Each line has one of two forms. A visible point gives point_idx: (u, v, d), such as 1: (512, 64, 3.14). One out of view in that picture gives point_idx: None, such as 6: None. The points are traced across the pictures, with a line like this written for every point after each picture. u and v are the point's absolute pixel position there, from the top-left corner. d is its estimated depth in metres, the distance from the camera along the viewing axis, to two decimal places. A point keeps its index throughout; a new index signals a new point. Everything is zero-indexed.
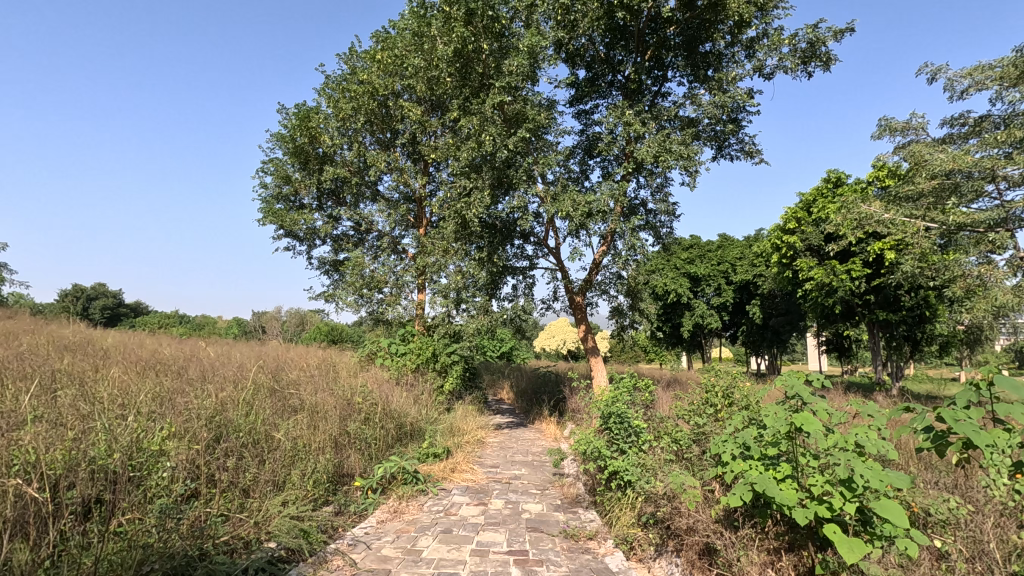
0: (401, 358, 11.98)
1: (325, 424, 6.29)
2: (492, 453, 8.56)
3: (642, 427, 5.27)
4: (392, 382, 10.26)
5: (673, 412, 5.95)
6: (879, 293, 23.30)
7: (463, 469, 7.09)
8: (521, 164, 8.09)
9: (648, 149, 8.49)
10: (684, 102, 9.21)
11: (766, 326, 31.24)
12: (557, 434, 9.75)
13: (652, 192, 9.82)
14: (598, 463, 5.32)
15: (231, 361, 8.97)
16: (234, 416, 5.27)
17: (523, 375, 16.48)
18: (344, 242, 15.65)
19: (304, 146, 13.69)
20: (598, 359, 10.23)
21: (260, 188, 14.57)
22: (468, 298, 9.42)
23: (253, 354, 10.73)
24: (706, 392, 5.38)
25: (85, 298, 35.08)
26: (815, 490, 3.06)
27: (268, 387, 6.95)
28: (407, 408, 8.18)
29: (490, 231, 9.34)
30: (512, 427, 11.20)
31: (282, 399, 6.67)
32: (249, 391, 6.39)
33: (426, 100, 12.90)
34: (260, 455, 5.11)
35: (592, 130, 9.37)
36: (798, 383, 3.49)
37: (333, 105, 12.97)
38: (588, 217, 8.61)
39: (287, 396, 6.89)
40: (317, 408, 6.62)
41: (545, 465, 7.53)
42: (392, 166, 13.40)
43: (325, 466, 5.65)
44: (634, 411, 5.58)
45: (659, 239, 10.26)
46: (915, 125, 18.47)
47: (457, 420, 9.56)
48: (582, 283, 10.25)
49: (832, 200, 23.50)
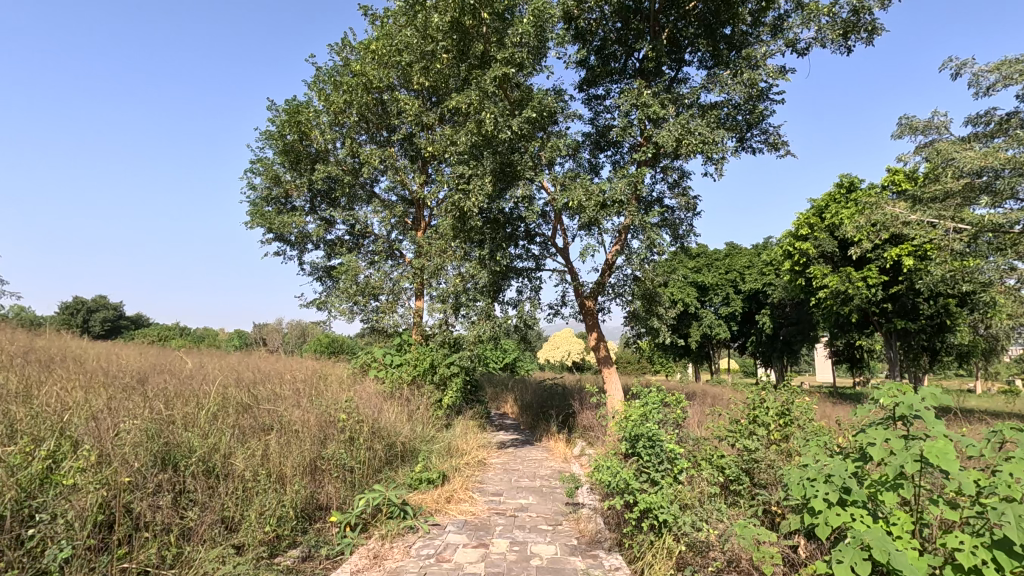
0: (395, 370, 11.00)
1: (303, 445, 5.38)
2: (495, 477, 7.56)
3: (678, 451, 4.30)
4: (385, 396, 9.32)
5: (709, 432, 4.99)
6: (896, 301, 22.30)
7: (461, 498, 6.11)
8: (527, 148, 7.21)
9: (669, 133, 7.55)
10: (706, 82, 8.24)
11: (775, 337, 29.75)
12: (567, 455, 8.75)
13: (669, 185, 8.94)
14: (625, 498, 4.30)
15: (202, 373, 7.97)
16: (183, 438, 4.39)
17: (527, 387, 15.47)
18: (337, 247, 14.74)
19: (295, 144, 12.84)
20: (613, 370, 9.25)
21: (248, 189, 13.69)
22: (468, 301, 8.50)
23: (233, 365, 9.77)
24: (755, 409, 4.43)
25: (85, 311, 34.41)
26: (958, 557, 2.14)
27: (238, 402, 6.02)
28: (398, 426, 7.23)
29: (492, 226, 8.25)
30: (517, 446, 10.21)
31: (251, 416, 5.75)
32: (210, 408, 5.47)
33: (423, 91, 12.07)
34: (211, 487, 4.26)
35: (604, 116, 8.50)
36: (915, 399, 2.56)
37: (325, 99, 12.15)
38: (602, 211, 7.69)
39: (259, 413, 5.97)
40: (293, 427, 5.71)
41: (556, 492, 6.54)
42: (387, 163, 12.58)
43: (296, 496, 4.76)
44: (665, 431, 4.60)
45: (678, 239, 9.34)
46: (937, 123, 17.59)
47: (456, 439, 8.59)
48: (594, 286, 9.30)
49: (847, 205, 22.59)
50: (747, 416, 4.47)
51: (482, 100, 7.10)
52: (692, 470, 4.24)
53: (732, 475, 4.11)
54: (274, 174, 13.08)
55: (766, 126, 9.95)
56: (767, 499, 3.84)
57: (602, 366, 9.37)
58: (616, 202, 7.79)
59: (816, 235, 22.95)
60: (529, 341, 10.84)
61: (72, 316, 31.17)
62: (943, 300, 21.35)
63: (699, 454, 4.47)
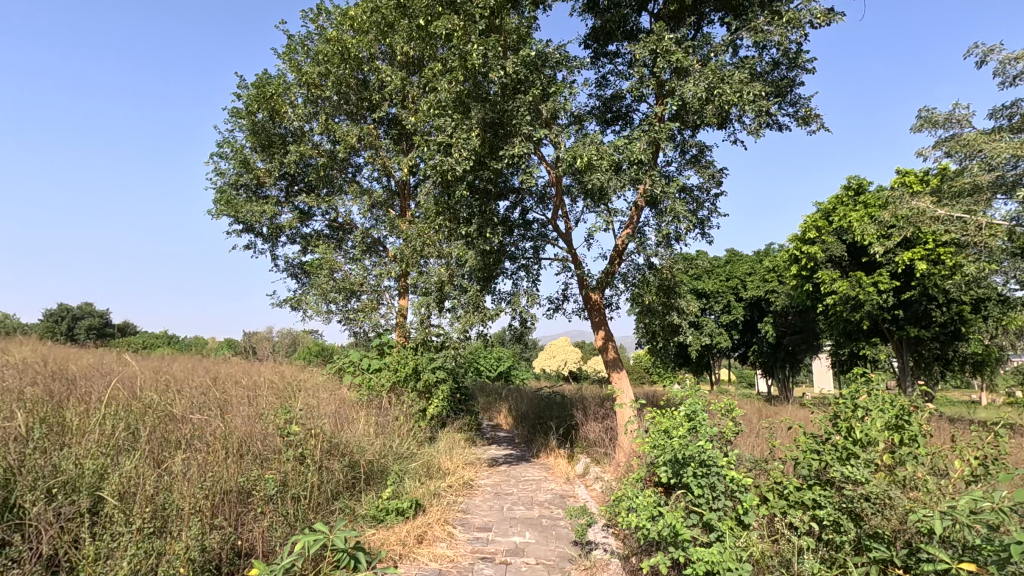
0: (373, 375, 9.60)
1: (226, 472, 4.11)
2: (482, 504, 6.16)
3: (745, 482, 2.98)
4: (356, 405, 7.95)
5: (777, 452, 3.64)
6: (907, 308, 20.96)
7: (436, 538, 4.73)
8: (523, 97, 5.99)
9: (697, 84, 6.30)
10: (735, 34, 7.00)
11: (778, 346, 28.64)
12: (569, 475, 7.42)
13: (689, 158, 7.68)
14: (669, 555, 2.94)
15: (126, 371, 6.57)
16: (32, 460, 3.19)
17: (522, 397, 14.12)
18: (313, 241, 13.40)
19: (265, 123, 11.55)
20: (623, 374, 7.89)
21: (214, 174, 12.32)
22: (455, 291, 7.19)
23: (179, 367, 8.37)
24: (849, 419, 3.13)
25: (70, 319, 32.79)
26: None
27: (162, 409, 4.77)
28: (364, 442, 5.88)
29: (480, 199, 6.84)
30: (510, 463, 8.86)
31: (174, 429, 4.51)
32: (113, 420, 4.23)
33: (405, 63, 10.87)
34: (56, 536, 3.01)
35: (616, 75, 7.27)
36: None
37: (297, 71, 10.88)
38: (614, 177, 6.42)
39: (187, 424, 4.71)
40: (224, 444, 4.45)
41: (559, 526, 5.20)
42: (366, 142, 11.31)
43: (203, 542, 3.44)
44: (721, 452, 3.28)
45: (699, 223, 8.04)
46: (958, 115, 16.51)
47: (438, 456, 7.23)
48: (601, 276, 7.98)
49: (856, 207, 21.40)
50: (839, 432, 3.16)
51: (468, 29, 5.97)
52: (762, 511, 2.96)
53: (828, 518, 2.79)
54: (242, 157, 11.72)
55: (795, 98, 8.75)
56: (889, 556, 2.53)
57: (611, 370, 8.02)
58: (632, 169, 6.54)
59: (824, 238, 21.67)
60: (524, 344, 9.47)
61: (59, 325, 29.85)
62: (957, 306, 20.17)
63: (770, 486, 3.18)
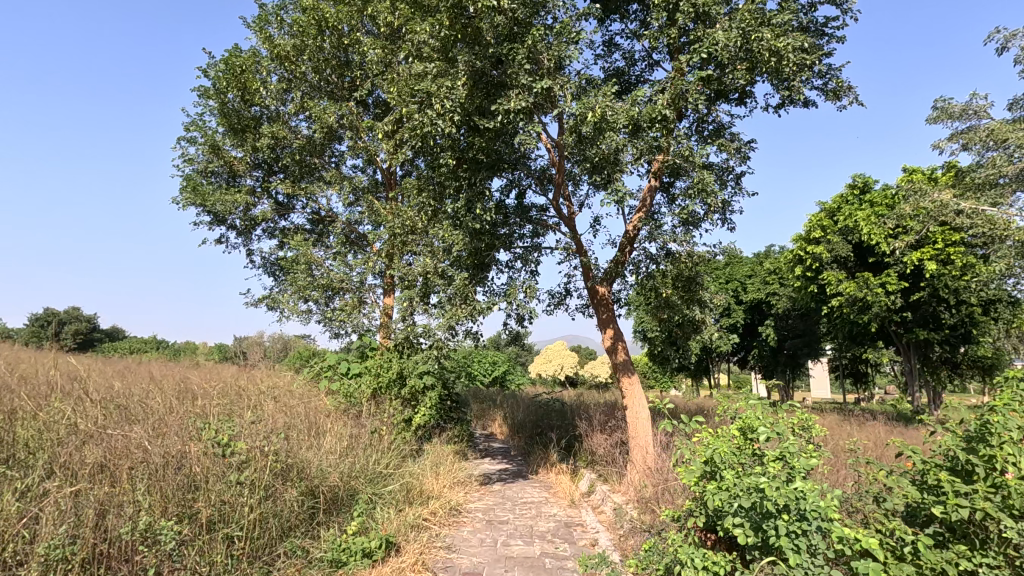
0: (352, 381, 8.54)
1: (116, 517, 3.08)
2: (472, 536, 5.14)
3: (863, 542, 2.02)
4: (329, 416, 6.90)
5: (879, 487, 2.70)
6: (917, 310, 19.79)
7: None
8: (521, 45, 5.05)
9: (728, 32, 5.32)
10: None
11: (778, 351, 27.17)
12: (574, 496, 6.40)
13: (711, 130, 6.71)
14: None
15: (47, 369, 5.48)
16: None
17: (518, 404, 13.07)
18: (291, 235, 12.33)
19: (237, 103, 10.51)
20: (635, 379, 6.78)
21: (181, 160, 11.25)
22: (441, 281, 6.18)
23: (124, 371, 7.27)
24: (1003, 444, 2.19)
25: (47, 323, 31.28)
26: None
27: (69, 420, 3.75)
28: (328, 463, 4.84)
29: (471, 171, 5.87)
30: (506, 480, 7.83)
31: (76, 443, 3.49)
32: None
33: (388, 36, 9.94)
34: None
35: (630, 33, 6.33)
36: None
37: (269, 44, 9.87)
38: (627, 144, 5.46)
39: (99, 439, 3.68)
40: (135, 470, 3.42)
41: (567, 571, 4.17)
42: (347, 124, 10.31)
43: None
44: (819, 490, 2.31)
45: (721, 206, 7.07)
46: (975, 106, 15.67)
47: (423, 476, 6.19)
48: (609, 266, 6.99)
49: (861, 206, 20.42)
50: (991, 463, 2.22)
51: None
52: None
53: None
54: (212, 140, 10.64)
55: (825, 70, 7.80)
56: None
57: (620, 373, 6.92)
58: (649, 135, 5.59)
59: (829, 237, 20.55)
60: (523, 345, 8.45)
61: (45, 325, 28.49)
62: (967, 309, 19.18)
63: (883, 542, 2.30)
